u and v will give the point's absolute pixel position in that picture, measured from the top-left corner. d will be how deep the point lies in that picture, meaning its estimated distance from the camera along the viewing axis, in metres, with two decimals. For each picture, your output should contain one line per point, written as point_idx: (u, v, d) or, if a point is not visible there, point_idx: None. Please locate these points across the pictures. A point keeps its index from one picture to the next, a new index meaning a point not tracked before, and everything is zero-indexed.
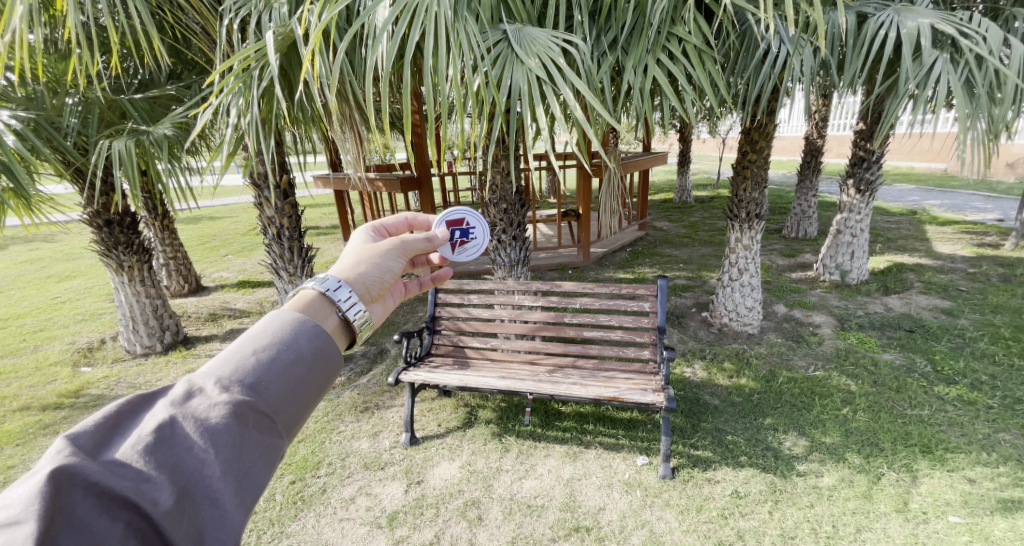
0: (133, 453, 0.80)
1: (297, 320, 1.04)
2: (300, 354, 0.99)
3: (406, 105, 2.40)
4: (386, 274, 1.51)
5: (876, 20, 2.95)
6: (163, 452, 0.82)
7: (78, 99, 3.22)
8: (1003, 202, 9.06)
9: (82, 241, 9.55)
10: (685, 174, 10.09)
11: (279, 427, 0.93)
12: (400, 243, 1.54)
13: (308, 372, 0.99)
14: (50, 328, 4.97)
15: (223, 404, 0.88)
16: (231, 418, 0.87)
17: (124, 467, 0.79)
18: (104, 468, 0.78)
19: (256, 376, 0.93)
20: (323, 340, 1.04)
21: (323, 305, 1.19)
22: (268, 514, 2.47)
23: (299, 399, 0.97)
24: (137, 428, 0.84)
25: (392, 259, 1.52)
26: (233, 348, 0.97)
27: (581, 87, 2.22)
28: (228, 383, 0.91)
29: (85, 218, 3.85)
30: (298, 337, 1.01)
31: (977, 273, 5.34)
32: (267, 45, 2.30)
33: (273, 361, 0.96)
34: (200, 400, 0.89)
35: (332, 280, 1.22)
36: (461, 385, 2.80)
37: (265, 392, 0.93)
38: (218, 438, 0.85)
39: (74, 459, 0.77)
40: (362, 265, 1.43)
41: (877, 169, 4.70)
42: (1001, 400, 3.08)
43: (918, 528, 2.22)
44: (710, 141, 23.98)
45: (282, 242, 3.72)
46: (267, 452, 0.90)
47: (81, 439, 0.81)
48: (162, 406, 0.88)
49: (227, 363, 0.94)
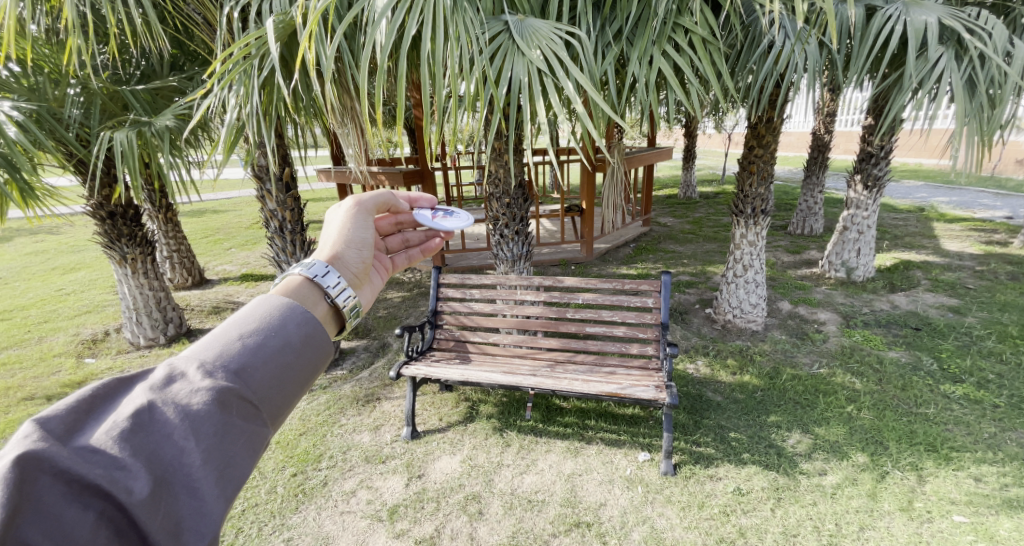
0: (107, 440, 0.79)
1: (285, 305, 1.03)
2: (288, 341, 0.98)
3: (405, 98, 2.32)
4: (365, 252, 1.51)
5: (883, 13, 2.87)
6: (140, 439, 0.81)
7: (80, 89, 3.23)
8: (1013, 200, 8.95)
9: (87, 233, 9.58)
10: (690, 170, 9.88)
11: (263, 415, 0.93)
12: (364, 209, 1.57)
13: (296, 359, 0.98)
14: (55, 320, 5.00)
15: (205, 391, 0.87)
16: (213, 406, 0.86)
17: (97, 454, 0.77)
18: (75, 455, 0.76)
19: (241, 363, 0.92)
20: (312, 327, 1.02)
21: (311, 291, 1.18)
22: (268, 506, 2.48)
23: (285, 386, 0.97)
24: (113, 413, 0.83)
25: (364, 229, 1.54)
26: (218, 333, 0.96)
27: (583, 80, 2.18)
28: (211, 369, 0.90)
29: (89, 210, 3.86)
30: (286, 322, 1.00)
31: (986, 271, 5.28)
32: (268, 34, 2.24)
33: (259, 346, 0.95)
34: (181, 385, 0.88)
35: (319, 266, 1.21)
36: (461, 379, 2.79)
37: (249, 379, 0.92)
38: (198, 425, 0.84)
39: (43, 444, 0.75)
40: (341, 244, 1.43)
41: (886, 165, 4.65)
42: (1008, 399, 3.04)
43: (923, 527, 2.21)
44: (715, 137, 23.82)
45: (284, 235, 3.71)
46: (250, 440, 0.89)
47: (52, 424, 0.79)
48: (140, 391, 0.86)
49: (211, 349, 0.93)
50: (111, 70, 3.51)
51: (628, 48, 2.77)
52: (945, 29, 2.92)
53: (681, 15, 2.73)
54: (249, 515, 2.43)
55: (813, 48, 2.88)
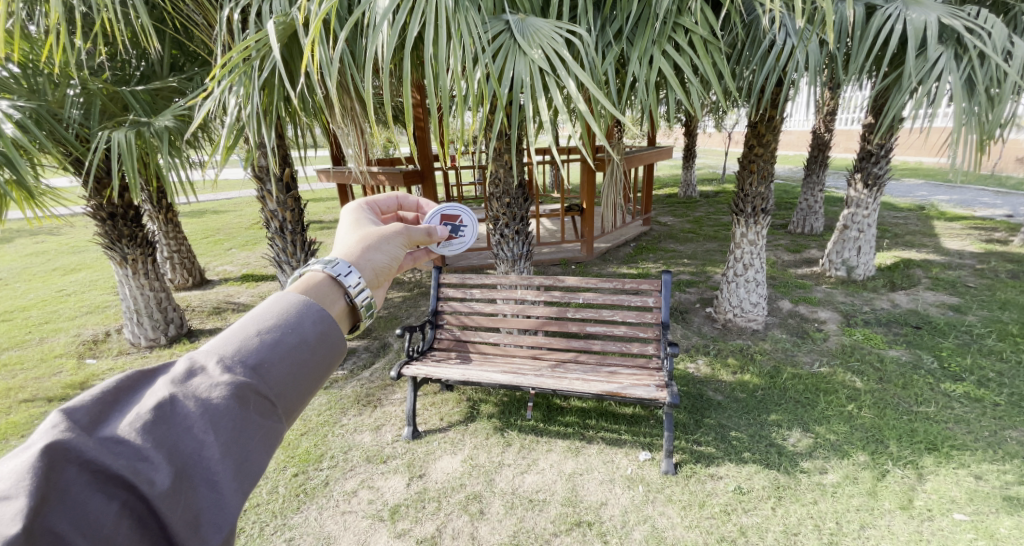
0: (131, 431, 0.79)
1: (302, 303, 1.04)
2: (304, 338, 0.98)
3: (406, 97, 2.32)
4: (390, 261, 1.50)
5: (883, 12, 2.87)
6: (161, 431, 0.81)
7: (80, 90, 3.22)
8: (1014, 198, 8.95)
9: (87, 234, 9.60)
10: (690, 170, 9.90)
11: (279, 411, 0.93)
12: (404, 230, 1.55)
13: (311, 356, 0.99)
14: (55, 320, 5.01)
15: (224, 385, 0.87)
16: (232, 400, 0.86)
17: (121, 445, 0.78)
18: (99, 445, 0.77)
19: (259, 358, 0.92)
20: (327, 326, 1.03)
21: (331, 289, 1.19)
22: (270, 506, 2.48)
23: (300, 383, 0.97)
24: (136, 405, 0.83)
25: (394, 245, 1.52)
26: (237, 328, 0.97)
27: (585, 79, 2.17)
28: (231, 363, 0.90)
29: (89, 211, 3.86)
30: (302, 320, 1.01)
31: (986, 269, 5.28)
32: (268, 35, 2.24)
33: (277, 343, 0.95)
34: (201, 380, 0.88)
35: (342, 265, 1.23)
36: (463, 379, 2.79)
37: (267, 375, 0.92)
38: (218, 419, 0.84)
39: (69, 434, 0.76)
40: (366, 247, 1.42)
41: (886, 164, 4.65)
42: (1009, 397, 3.04)
43: (923, 525, 2.21)
44: (716, 136, 23.80)
45: (285, 235, 3.71)
46: (266, 436, 0.89)
47: (78, 414, 0.79)
48: (162, 384, 0.87)
49: (230, 344, 0.94)
50: (111, 71, 3.51)
51: (628, 48, 2.77)
52: (944, 27, 2.92)
53: (681, 15, 2.73)
54: (250, 515, 2.43)
55: (814, 47, 2.87)
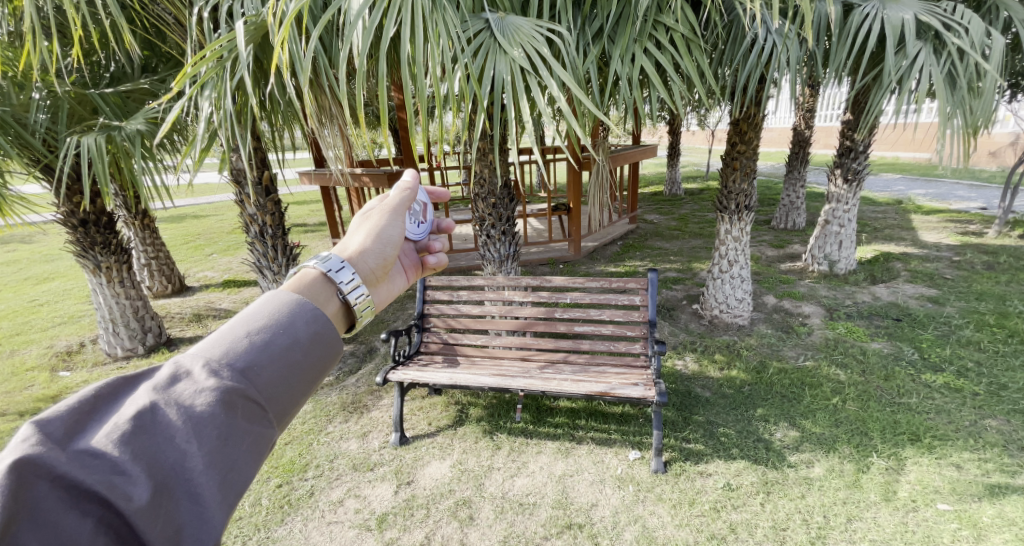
0: (108, 443, 0.75)
1: (294, 303, 0.99)
2: (296, 339, 0.94)
3: (383, 99, 2.23)
4: (389, 248, 1.48)
5: (861, 11, 2.89)
6: (141, 442, 0.78)
7: (45, 93, 3.11)
8: (987, 191, 9.19)
9: (59, 242, 9.34)
10: (674, 167, 10.02)
11: (269, 416, 0.89)
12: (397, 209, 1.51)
13: (304, 357, 0.95)
14: (27, 332, 4.85)
15: (210, 392, 0.83)
16: (218, 407, 0.82)
17: (96, 458, 0.74)
18: (73, 459, 0.73)
19: (247, 361, 0.88)
20: (321, 324, 0.99)
21: (324, 287, 1.16)
22: (253, 518, 2.42)
23: (291, 386, 0.93)
24: (115, 415, 0.80)
25: (396, 229, 1.51)
26: (226, 330, 0.92)
27: (566, 78, 2.13)
28: (216, 368, 0.86)
29: (60, 218, 3.74)
30: (294, 320, 0.96)
31: (962, 261, 5.40)
32: (239, 36, 2.16)
33: (267, 344, 0.91)
34: (185, 386, 0.84)
35: (335, 259, 1.19)
36: (450, 384, 2.75)
37: (255, 378, 0.88)
38: (202, 427, 0.80)
39: (42, 447, 0.72)
40: (371, 241, 1.43)
41: (865, 160, 4.70)
42: (987, 386, 3.10)
43: (908, 516, 2.23)
44: (698, 134, 24.21)
45: (265, 240, 3.64)
46: (254, 443, 0.85)
47: (53, 426, 0.75)
48: (144, 391, 0.83)
49: (217, 347, 0.89)
50: (80, 73, 3.41)
51: (611, 46, 2.76)
52: (922, 24, 2.95)
53: (663, 12, 2.73)
54: (232, 529, 2.37)
55: (795, 46, 2.87)
